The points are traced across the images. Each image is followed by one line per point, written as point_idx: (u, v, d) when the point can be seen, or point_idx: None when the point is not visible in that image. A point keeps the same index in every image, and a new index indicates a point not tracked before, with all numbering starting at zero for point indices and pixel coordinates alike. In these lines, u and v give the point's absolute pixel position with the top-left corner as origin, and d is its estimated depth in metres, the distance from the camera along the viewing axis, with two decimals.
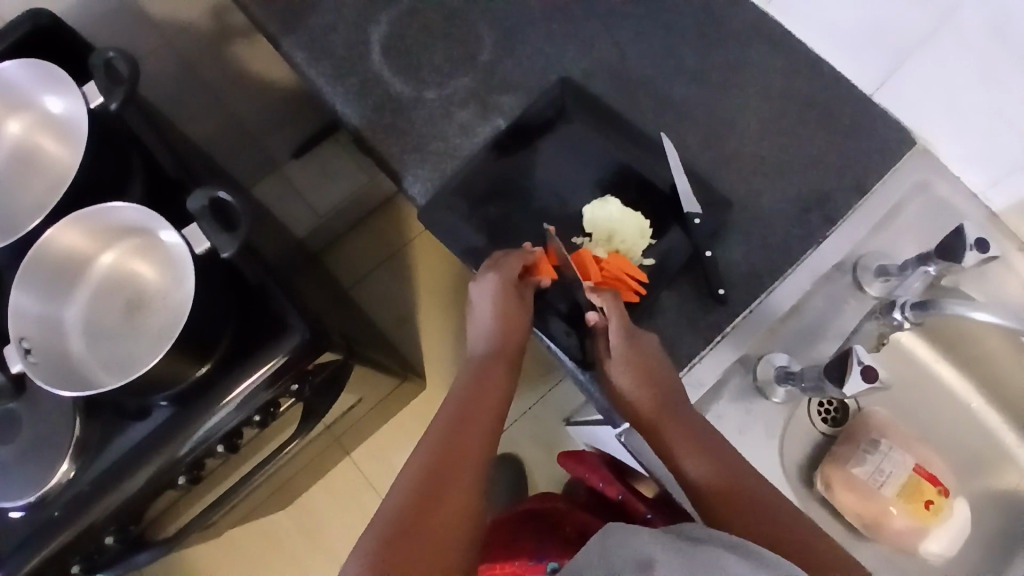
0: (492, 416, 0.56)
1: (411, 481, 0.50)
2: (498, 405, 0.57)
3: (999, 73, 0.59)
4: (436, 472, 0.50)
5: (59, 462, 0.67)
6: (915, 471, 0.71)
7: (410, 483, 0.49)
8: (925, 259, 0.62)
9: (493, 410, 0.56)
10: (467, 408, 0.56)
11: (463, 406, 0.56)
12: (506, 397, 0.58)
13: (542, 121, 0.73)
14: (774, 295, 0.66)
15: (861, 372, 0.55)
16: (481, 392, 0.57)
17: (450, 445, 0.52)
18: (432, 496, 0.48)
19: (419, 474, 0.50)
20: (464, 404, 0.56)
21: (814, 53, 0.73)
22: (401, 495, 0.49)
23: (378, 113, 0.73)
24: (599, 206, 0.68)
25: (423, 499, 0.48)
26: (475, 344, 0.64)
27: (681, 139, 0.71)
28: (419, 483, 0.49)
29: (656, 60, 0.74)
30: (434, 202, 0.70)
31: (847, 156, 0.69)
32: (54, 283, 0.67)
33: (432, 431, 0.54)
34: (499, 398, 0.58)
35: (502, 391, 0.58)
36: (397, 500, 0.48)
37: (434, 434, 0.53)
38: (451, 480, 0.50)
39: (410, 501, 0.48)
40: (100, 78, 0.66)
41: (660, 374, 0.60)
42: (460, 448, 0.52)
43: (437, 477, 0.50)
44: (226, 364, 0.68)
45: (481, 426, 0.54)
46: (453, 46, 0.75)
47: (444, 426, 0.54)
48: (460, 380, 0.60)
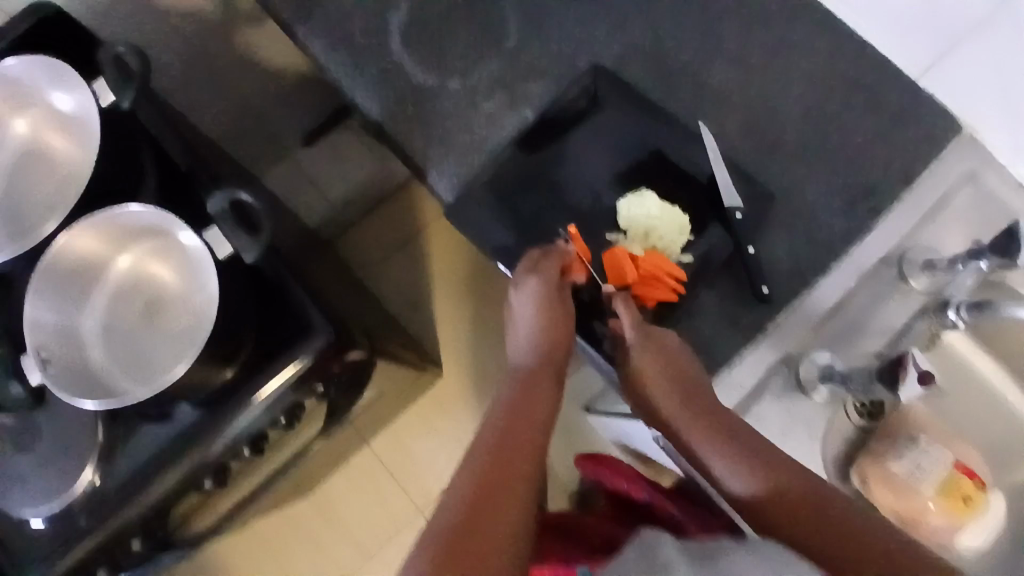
0: (538, 430, 0.55)
1: (462, 493, 0.48)
2: (544, 419, 0.56)
3: None
4: (487, 485, 0.49)
5: (84, 470, 0.66)
6: (955, 467, 0.70)
7: (461, 496, 0.48)
8: (978, 253, 0.60)
9: (539, 425, 0.56)
10: (513, 421, 0.55)
11: (508, 420, 0.55)
12: (551, 411, 0.58)
13: (573, 111, 0.69)
14: (815, 293, 0.64)
15: (917, 378, 0.55)
16: (526, 407, 0.57)
17: (500, 458, 0.51)
18: (485, 508, 0.47)
19: (470, 488, 0.49)
20: (511, 418, 0.55)
21: (858, 33, 0.69)
22: (453, 508, 0.47)
23: (400, 103, 0.70)
24: (636, 202, 0.65)
25: (475, 511, 0.47)
26: (515, 357, 0.63)
27: (720, 127, 0.68)
28: (471, 496, 0.48)
29: (692, 43, 0.70)
30: (462, 198, 0.67)
31: (895, 144, 0.66)
32: (70, 289, 0.65)
33: (478, 446, 0.53)
34: (544, 413, 0.57)
35: (546, 405, 0.58)
36: (448, 513, 0.47)
37: (482, 447, 0.52)
38: (503, 493, 0.48)
39: (462, 513, 0.46)
40: (111, 75, 0.67)
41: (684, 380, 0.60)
42: (510, 463, 0.51)
43: (489, 490, 0.48)
44: (251, 367, 0.66)
45: (529, 440, 0.54)
46: (478, 31, 0.71)
47: (493, 440, 0.53)
48: (502, 394, 0.59)
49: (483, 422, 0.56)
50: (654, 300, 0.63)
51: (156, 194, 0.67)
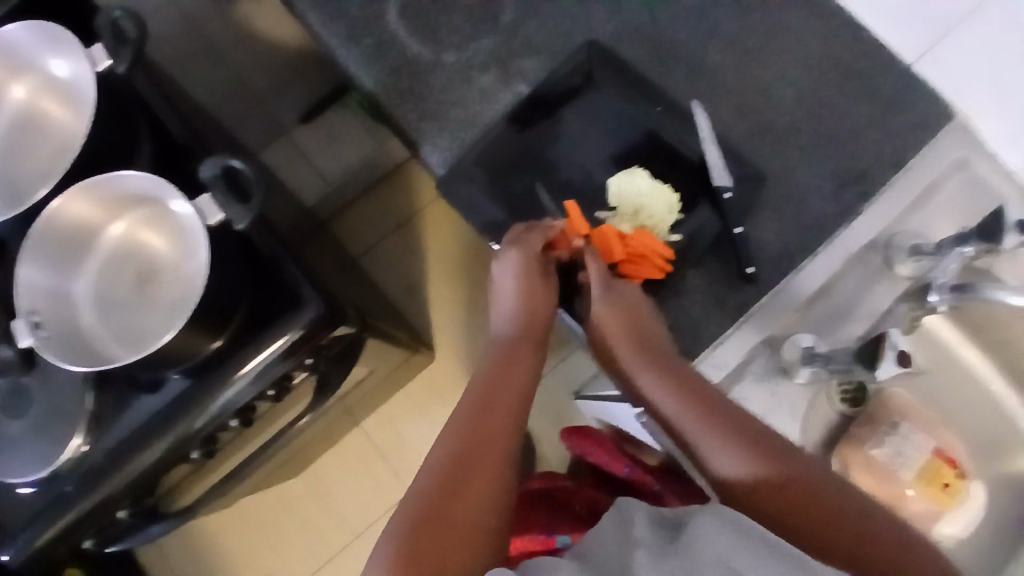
0: (520, 396, 0.55)
1: (442, 460, 0.49)
2: (526, 383, 0.56)
3: None
4: (466, 452, 0.49)
5: (71, 436, 0.66)
6: (935, 455, 0.71)
7: (440, 462, 0.49)
8: (964, 240, 0.60)
9: (521, 390, 0.55)
10: (494, 387, 0.55)
11: (490, 386, 0.55)
12: (534, 376, 0.57)
13: (566, 88, 0.70)
14: (801, 276, 0.64)
15: (895, 357, 0.55)
16: (508, 372, 0.56)
17: (480, 425, 0.51)
18: (463, 475, 0.48)
19: (449, 454, 0.49)
20: (492, 385, 0.55)
21: (853, 20, 0.70)
22: (433, 475, 0.48)
23: (394, 77, 0.70)
24: (624, 179, 0.65)
25: (454, 478, 0.47)
26: (498, 324, 0.63)
27: (712, 109, 0.68)
28: (450, 463, 0.48)
29: (688, 25, 0.70)
30: (453, 173, 0.67)
31: (884, 130, 0.67)
32: (61, 253, 0.65)
33: (458, 414, 0.53)
34: (526, 377, 0.56)
35: (529, 369, 0.57)
36: (428, 480, 0.48)
37: (461, 417, 0.52)
38: (483, 460, 0.49)
39: (440, 480, 0.47)
40: (107, 41, 0.64)
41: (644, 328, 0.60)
42: (490, 429, 0.51)
43: (467, 456, 0.49)
44: (240, 338, 0.66)
45: (508, 406, 0.53)
46: (474, 6, 0.71)
47: (474, 407, 0.53)
48: (486, 361, 0.59)
49: (465, 388, 0.56)
50: (641, 277, 0.64)
51: (150, 162, 0.67)
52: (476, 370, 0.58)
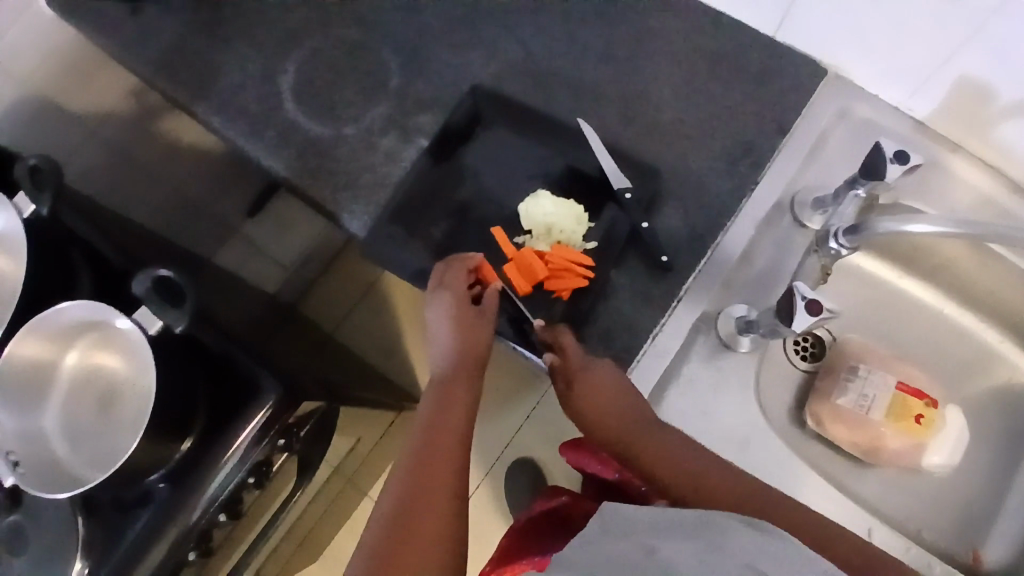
0: (460, 433, 0.57)
1: (388, 511, 0.51)
2: (463, 420, 0.58)
3: None
4: (408, 499, 0.51)
5: (73, 559, 0.68)
6: (897, 389, 0.72)
7: (386, 515, 0.51)
8: (852, 183, 0.63)
9: (460, 425, 0.58)
10: (434, 430, 0.57)
11: (428, 429, 0.57)
12: (472, 408, 0.60)
13: (463, 131, 0.74)
14: (721, 248, 0.68)
15: (805, 308, 0.54)
16: (446, 412, 0.58)
17: (419, 469, 0.53)
18: (410, 522, 0.50)
19: (394, 504, 0.51)
20: (430, 426, 0.57)
21: (710, 8, 0.74)
22: (379, 528, 0.50)
23: (303, 158, 0.73)
24: (531, 204, 0.69)
25: (400, 528, 0.49)
26: (436, 362, 0.64)
27: (600, 119, 0.72)
28: (394, 514, 0.50)
29: (561, 50, 0.75)
30: (375, 234, 0.70)
31: (760, 101, 0.71)
32: (23, 398, 0.68)
33: (400, 463, 0.55)
34: (462, 413, 0.59)
35: (466, 406, 0.59)
36: (376, 535, 0.50)
37: (404, 463, 0.54)
38: (427, 506, 0.51)
39: (388, 532, 0.50)
40: (27, 186, 0.67)
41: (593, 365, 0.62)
42: (430, 470, 0.53)
43: (411, 504, 0.51)
44: (208, 436, 0.69)
45: (448, 442, 0.56)
46: (363, 79, 0.76)
47: (413, 453, 0.55)
48: (425, 402, 0.60)
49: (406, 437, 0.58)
50: (566, 290, 0.66)
51: (91, 290, 0.71)
52: (416, 415, 0.60)
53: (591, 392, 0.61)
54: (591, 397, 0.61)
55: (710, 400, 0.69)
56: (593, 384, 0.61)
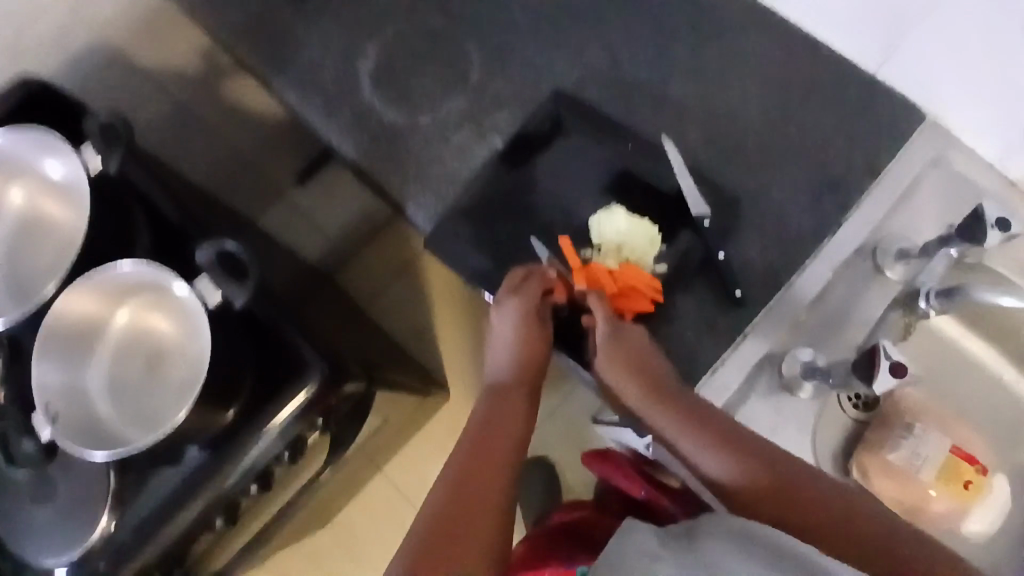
0: (513, 442, 0.56)
1: (439, 502, 0.50)
2: (518, 428, 0.57)
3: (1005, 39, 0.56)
4: (462, 497, 0.50)
5: (99, 515, 0.68)
6: (952, 452, 0.70)
7: (435, 505, 0.50)
8: (947, 242, 0.61)
9: (514, 434, 0.57)
10: (488, 434, 0.56)
11: (482, 432, 0.56)
12: (527, 420, 0.59)
13: (539, 134, 0.71)
14: (794, 288, 0.66)
15: (889, 369, 0.54)
16: (500, 419, 0.58)
17: (472, 467, 0.52)
18: (460, 515, 0.49)
19: (446, 497, 0.50)
20: (484, 430, 0.56)
21: (811, 35, 0.71)
22: (428, 521, 0.49)
23: (374, 143, 0.72)
24: (605, 218, 0.67)
25: (451, 519, 0.48)
26: (491, 371, 0.63)
27: (683, 138, 0.70)
28: (445, 505, 0.49)
29: (650, 61, 0.73)
30: (439, 229, 0.69)
31: (854, 140, 0.68)
32: (72, 348, 0.67)
33: (453, 461, 0.54)
34: (518, 422, 0.58)
35: (521, 415, 0.59)
36: (424, 522, 0.49)
37: (456, 463, 0.53)
38: (480, 503, 0.50)
39: (437, 521, 0.48)
40: (96, 141, 0.68)
41: (642, 360, 0.59)
42: (484, 471, 0.52)
43: (463, 497, 0.50)
44: (250, 408, 0.68)
45: (503, 449, 0.55)
46: (443, 68, 0.74)
47: (466, 455, 0.54)
48: (478, 407, 0.60)
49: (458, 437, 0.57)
50: (631, 311, 0.65)
51: (150, 250, 0.71)
52: (469, 418, 0.59)
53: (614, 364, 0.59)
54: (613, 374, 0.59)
55: (765, 439, 0.67)
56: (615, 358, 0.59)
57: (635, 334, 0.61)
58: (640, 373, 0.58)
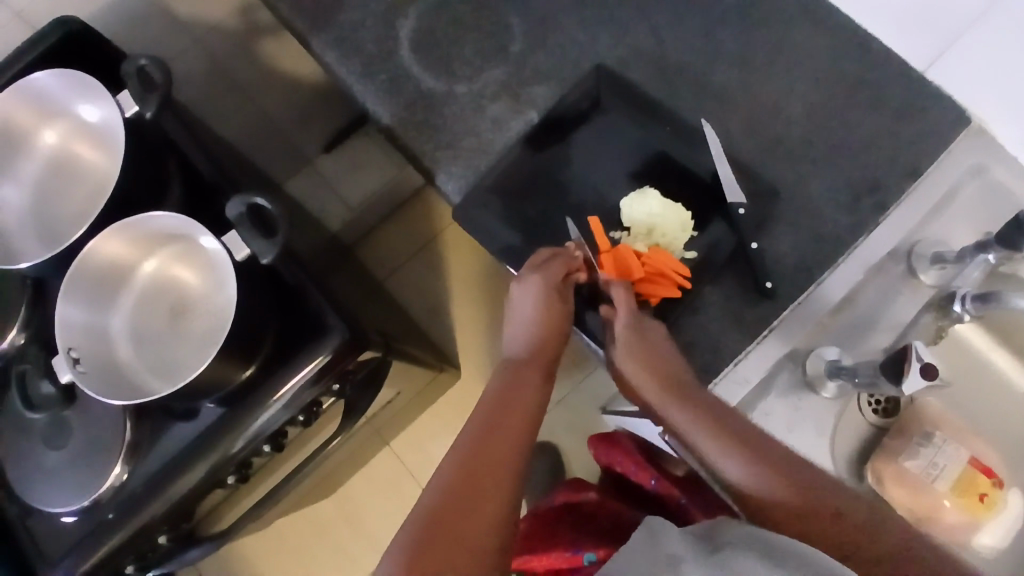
0: (525, 423, 0.55)
1: (448, 478, 0.49)
2: (532, 406, 0.57)
3: None
4: (473, 471, 0.49)
5: (112, 465, 0.68)
6: (969, 464, 0.68)
7: (445, 481, 0.49)
8: (983, 247, 0.60)
9: (526, 414, 0.56)
10: (501, 413, 0.55)
11: (494, 411, 0.55)
12: (539, 400, 0.58)
13: (576, 112, 0.71)
14: (824, 286, 0.64)
15: (919, 371, 0.52)
16: (513, 399, 0.57)
17: (483, 443, 0.52)
18: (470, 495, 0.48)
19: (456, 470, 0.50)
20: (497, 406, 0.56)
21: (863, 30, 0.70)
22: (438, 493, 0.48)
23: (409, 110, 0.71)
24: (638, 200, 0.66)
25: (460, 499, 0.48)
26: (509, 348, 0.64)
27: (723, 125, 0.69)
28: (455, 482, 0.49)
29: (695, 45, 0.71)
30: (469, 200, 0.68)
31: (900, 139, 0.66)
32: (97, 294, 0.68)
33: (465, 435, 0.53)
34: (531, 400, 0.57)
35: (537, 392, 0.58)
36: (434, 497, 0.48)
37: (469, 437, 0.53)
38: (489, 483, 0.49)
39: (445, 498, 0.48)
40: (134, 87, 0.67)
41: (660, 353, 0.59)
42: (495, 450, 0.52)
43: (473, 472, 0.49)
44: (268, 367, 0.68)
45: (515, 426, 0.54)
46: (484, 39, 0.73)
47: (478, 428, 0.54)
48: (491, 386, 0.59)
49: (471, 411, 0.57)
50: (658, 296, 0.64)
51: (181, 202, 0.71)
52: (483, 393, 0.59)
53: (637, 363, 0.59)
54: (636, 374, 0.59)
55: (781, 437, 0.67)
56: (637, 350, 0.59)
57: (653, 329, 0.60)
58: (654, 362, 0.58)
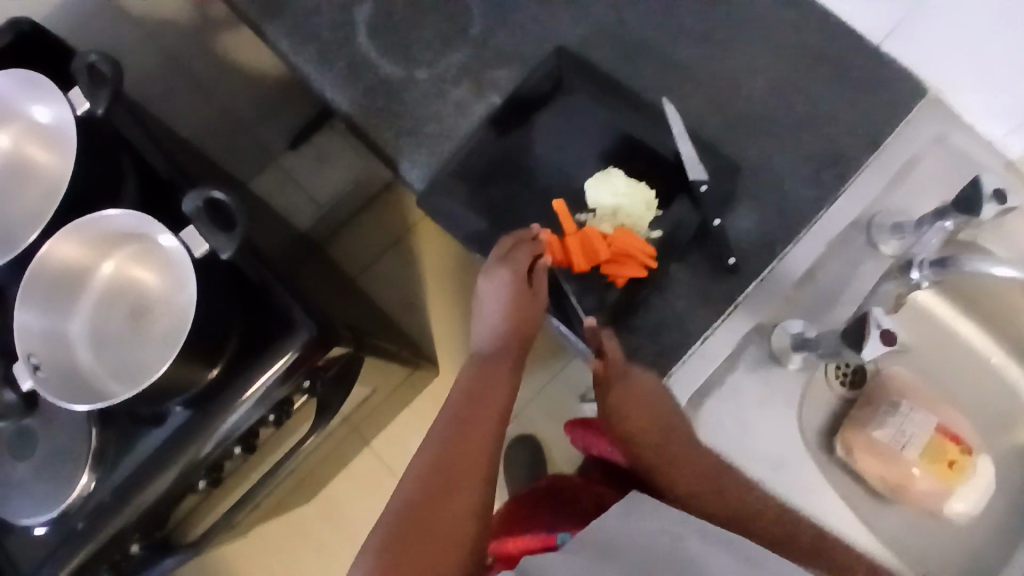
0: (496, 417, 0.54)
1: (419, 477, 0.49)
2: (503, 397, 0.56)
3: (1005, 23, 0.57)
4: (443, 468, 0.49)
5: (78, 474, 0.67)
6: (937, 432, 0.70)
7: (416, 482, 0.49)
8: (942, 215, 0.61)
9: (498, 406, 0.56)
10: (472, 406, 0.55)
11: (464, 407, 0.55)
12: (510, 393, 0.57)
13: (539, 94, 0.70)
14: (786, 261, 0.65)
15: (879, 336, 0.53)
16: (483, 394, 0.56)
17: (455, 438, 0.52)
18: (441, 495, 0.48)
19: (427, 468, 0.50)
20: (467, 399, 0.55)
21: (818, 3, 0.70)
22: (409, 492, 0.48)
23: (370, 97, 0.71)
24: (602, 182, 0.66)
25: (431, 499, 0.48)
26: (479, 338, 0.63)
27: (684, 103, 0.69)
28: (424, 483, 0.49)
29: (655, 23, 0.71)
30: (433, 187, 0.68)
31: (858, 111, 0.67)
32: (55, 300, 0.66)
33: (437, 431, 0.53)
34: (504, 392, 0.57)
35: (509, 382, 0.58)
36: (405, 496, 0.48)
37: (440, 433, 0.53)
38: (459, 483, 0.49)
39: (416, 500, 0.48)
40: (84, 82, 0.65)
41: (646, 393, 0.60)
42: (466, 446, 0.51)
43: (444, 468, 0.49)
44: (235, 367, 0.67)
45: (487, 420, 0.54)
46: (443, 23, 0.73)
47: (449, 423, 0.53)
48: (462, 380, 0.58)
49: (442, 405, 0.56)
50: (624, 278, 0.63)
51: (136, 199, 0.69)
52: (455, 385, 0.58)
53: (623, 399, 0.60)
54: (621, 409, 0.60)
55: (751, 411, 0.68)
56: (624, 391, 0.59)
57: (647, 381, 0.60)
58: (643, 403, 0.59)
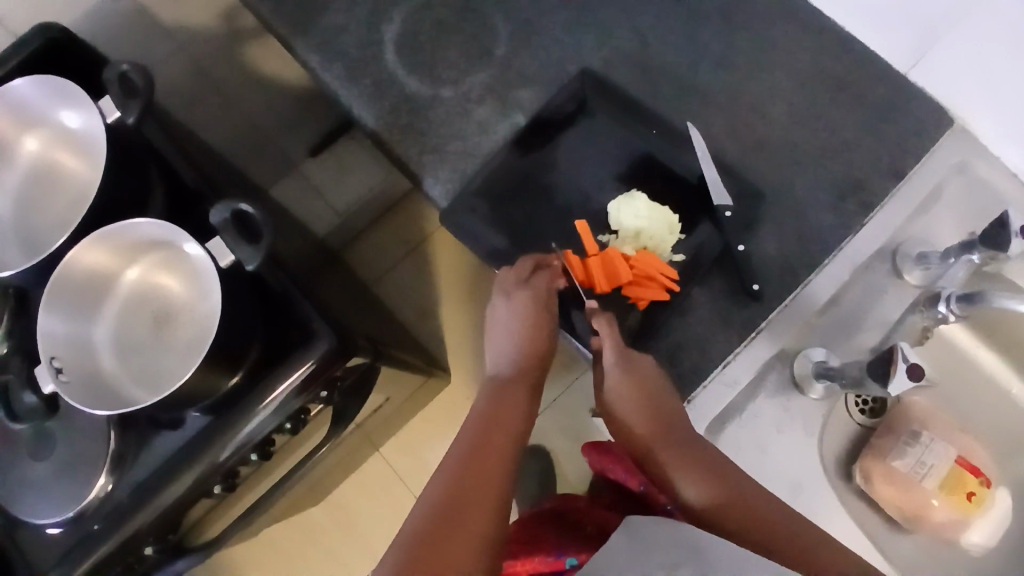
0: (508, 443, 0.54)
1: (435, 502, 0.49)
2: (517, 423, 0.56)
3: None
4: (458, 493, 0.49)
5: (96, 476, 0.67)
6: (957, 462, 0.69)
7: (431, 502, 0.49)
8: (969, 247, 0.61)
9: (513, 432, 0.55)
10: (486, 432, 0.55)
11: (478, 432, 0.55)
12: (525, 419, 0.57)
13: (562, 115, 0.70)
14: (809, 287, 0.64)
15: (906, 370, 0.53)
16: (498, 418, 0.56)
17: (470, 463, 0.51)
18: (455, 518, 0.47)
19: (443, 493, 0.49)
20: (482, 425, 0.55)
21: (845, 31, 0.70)
22: (423, 516, 0.48)
23: (395, 114, 0.71)
24: (625, 203, 0.66)
25: (445, 521, 0.47)
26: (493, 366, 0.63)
27: (708, 127, 0.69)
28: (438, 508, 0.48)
29: (680, 47, 0.71)
30: (456, 204, 0.68)
31: (883, 140, 0.67)
32: (79, 304, 0.66)
33: (452, 456, 0.53)
34: (518, 418, 0.57)
35: (523, 409, 0.58)
36: (419, 520, 0.48)
37: (455, 459, 0.52)
38: (475, 503, 0.49)
39: (429, 526, 0.47)
40: (115, 91, 0.66)
41: (654, 389, 0.59)
42: (479, 470, 0.51)
43: (459, 494, 0.49)
44: (256, 375, 0.67)
45: (501, 445, 0.54)
46: (468, 41, 0.73)
47: (464, 450, 0.53)
48: (477, 405, 0.58)
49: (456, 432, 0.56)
50: (647, 299, 0.64)
51: (163, 210, 0.70)
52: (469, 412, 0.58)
53: (636, 408, 0.58)
54: (631, 421, 0.59)
55: (769, 436, 0.68)
56: (628, 377, 0.59)
57: (643, 361, 0.60)
58: (641, 395, 0.58)
